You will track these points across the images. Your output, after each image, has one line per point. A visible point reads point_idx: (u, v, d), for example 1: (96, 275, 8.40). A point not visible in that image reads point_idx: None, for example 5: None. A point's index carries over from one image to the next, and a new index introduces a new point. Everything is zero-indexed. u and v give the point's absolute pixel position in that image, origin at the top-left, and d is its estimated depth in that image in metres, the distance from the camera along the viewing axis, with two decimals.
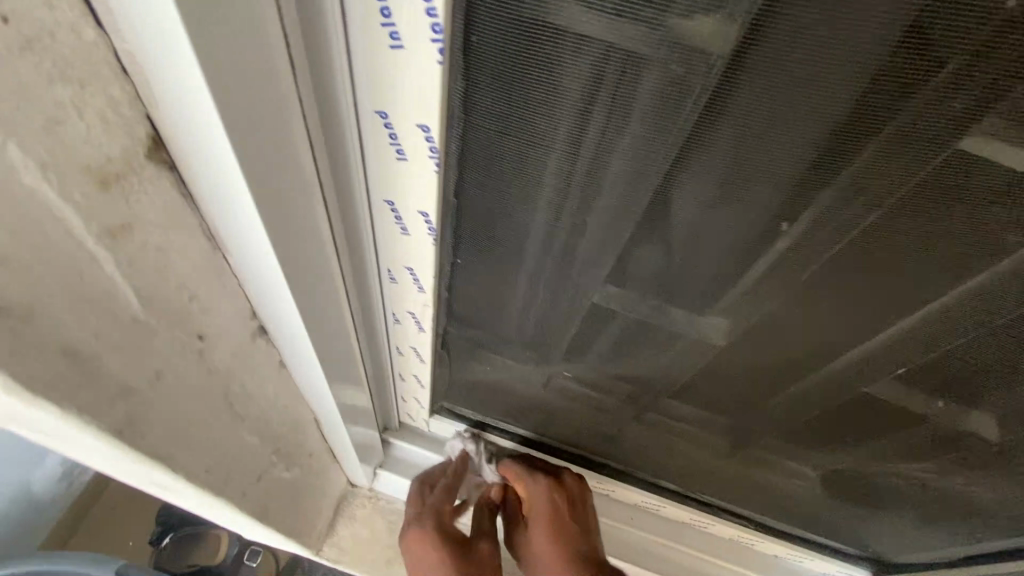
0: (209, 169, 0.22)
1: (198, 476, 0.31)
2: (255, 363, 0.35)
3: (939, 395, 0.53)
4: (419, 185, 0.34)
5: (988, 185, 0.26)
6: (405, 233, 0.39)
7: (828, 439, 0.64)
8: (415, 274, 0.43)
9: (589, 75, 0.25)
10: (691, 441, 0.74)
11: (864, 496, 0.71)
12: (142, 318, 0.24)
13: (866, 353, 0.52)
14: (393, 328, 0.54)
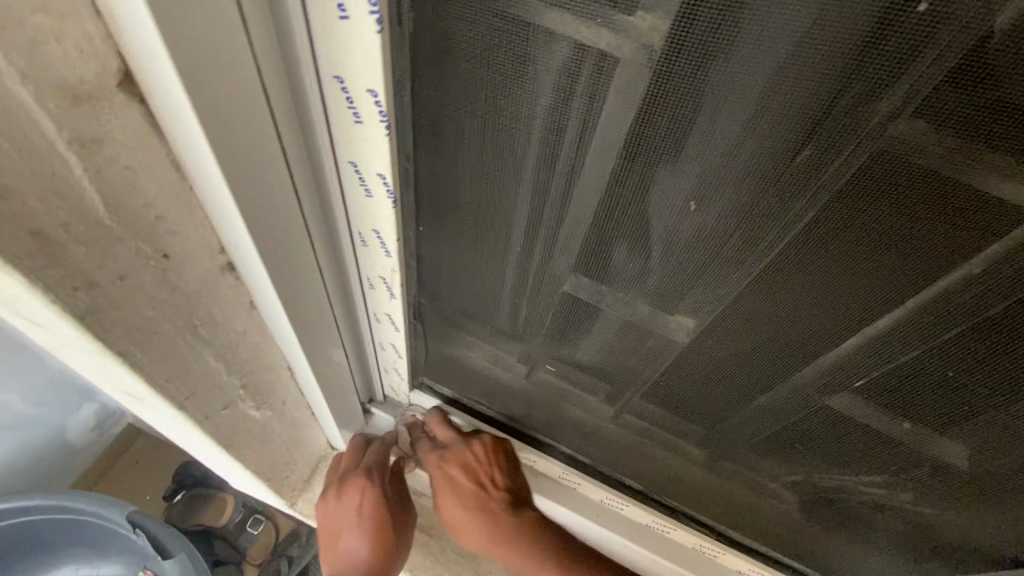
0: (167, 98, 0.26)
1: (156, 379, 0.37)
2: (224, 296, 0.40)
3: (903, 416, 0.52)
4: (374, 147, 0.39)
5: (869, 163, 0.33)
6: (368, 195, 0.44)
7: (796, 454, 0.64)
8: (381, 236, 0.49)
9: (563, 61, 0.34)
10: (664, 445, 0.75)
11: (836, 521, 0.69)
12: (108, 224, 0.29)
13: (828, 364, 0.51)
14: (370, 292, 0.61)
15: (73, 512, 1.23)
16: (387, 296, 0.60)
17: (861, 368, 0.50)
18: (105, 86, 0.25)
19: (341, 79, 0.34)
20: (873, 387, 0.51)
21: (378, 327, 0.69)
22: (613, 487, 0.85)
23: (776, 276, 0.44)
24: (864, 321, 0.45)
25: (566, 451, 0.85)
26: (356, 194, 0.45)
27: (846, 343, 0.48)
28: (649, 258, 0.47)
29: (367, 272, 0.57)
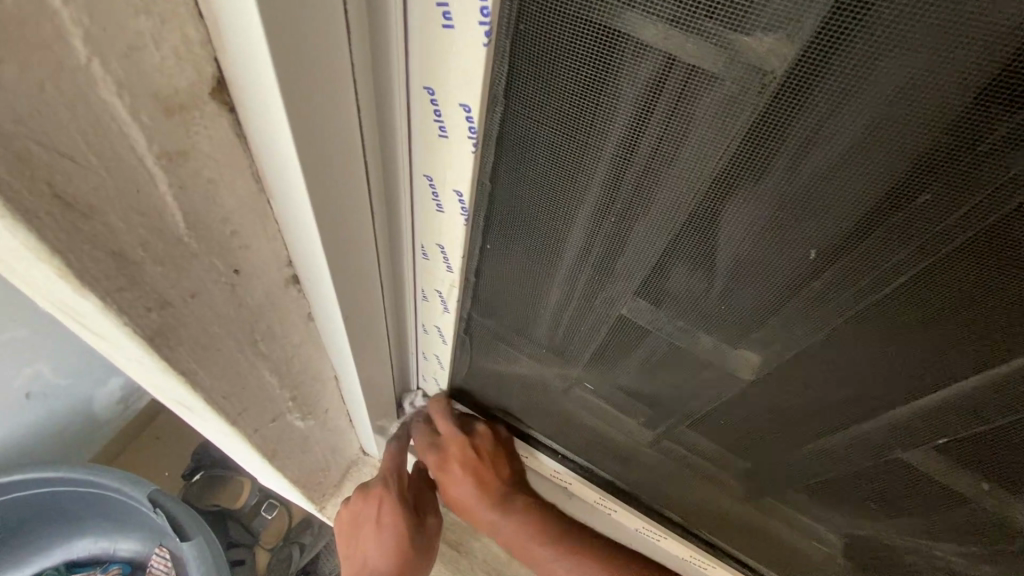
0: (261, 111, 0.24)
1: (214, 397, 0.35)
2: (285, 310, 0.38)
3: (985, 478, 0.48)
4: (454, 162, 0.39)
5: (997, 211, 0.29)
6: (440, 209, 0.45)
7: (855, 502, 0.60)
8: (445, 252, 0.49)
9: (651, 78, 0.30)
10: (706, 477, 0.72)
11: (888, 573, 0.65)
12: (186, 240, 0.27)
13: (902, 418, 0.48)
14: (423, 303, 0.61)
15: (95, 486, 1.25)
16: (440, 308, 0.60)
17: (944, 426, 0.46)
18: (198, 95, 0.23)
19: (433, 92, 0.34)
20: (957, 446, 0.47)
21: (425, 337, 0.69)
22: (648, 517, 0.83)
23: (864, 330, 0.41)
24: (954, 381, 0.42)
25: (600, 472, 0.82)
26: (427, 208, 0.46)
27: (922, 402, 0.45)
28: (722, 293, 0.44)
29: (422, 284, 0.58)
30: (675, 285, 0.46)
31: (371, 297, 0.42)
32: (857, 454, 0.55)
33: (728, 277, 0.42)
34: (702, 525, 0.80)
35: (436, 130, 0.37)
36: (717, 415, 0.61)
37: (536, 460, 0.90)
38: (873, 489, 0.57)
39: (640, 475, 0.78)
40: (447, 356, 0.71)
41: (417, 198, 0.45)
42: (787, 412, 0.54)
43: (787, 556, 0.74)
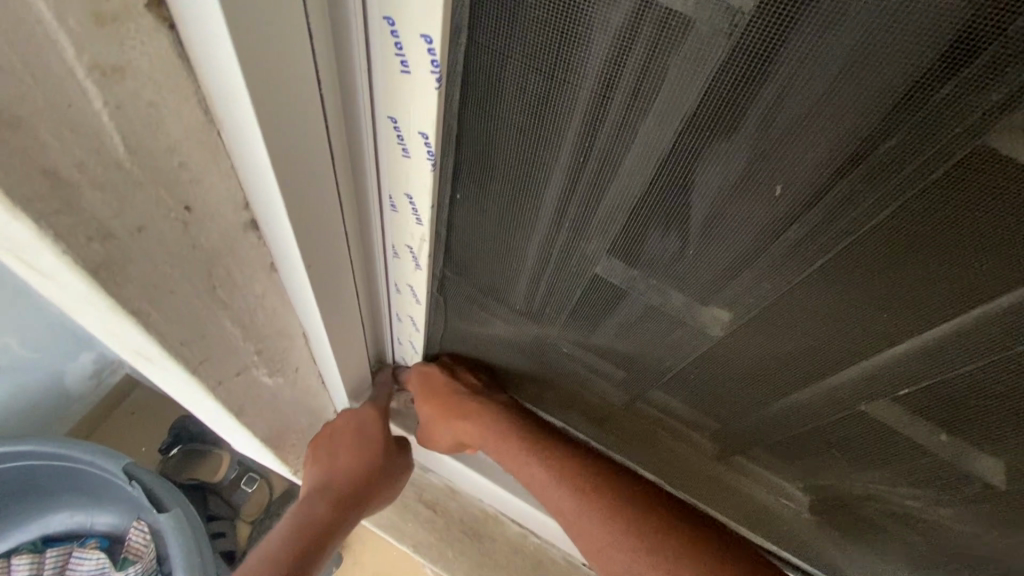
0: (201, 30, 0.23)
1: (171, 343, 0.34)
2: (244, 256, 0.36)
3: (943, 428, 0.50)
4: (418, 103, 0.38)
5: (959, 155, 0.29)
6: (406, 154, 0.43)
7: (821, 456, 0.62)
8: (413, 202, 0.48)
9: (623, 12, 0.29)
10: (679, 436, 0.73)
11: (848, 522, 0.68)
12: (129, 169, 0.25)
13: (870, 371, 0.49)
14: (395, 261, 0.60)
15: (67, 459, 1.23)
16: (412, 266, 0.59)
17: (904, 376, 0.48)
18: (132, 6, 0.22)
19: (391, 21, 0.33)
20: (917, 396, 0.49)
21: (397, 298, 0.68)
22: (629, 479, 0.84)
23: (837, 281, 0.41)
24: (907, 337, 0.44)
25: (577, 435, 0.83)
26: (394, 154, 0.44)
27: (895, 352, 0.46)
28: (693, 248, 0.44)
29: (393, 240, 0.57)
30: (650, 241, 0.46)
31: (335, 247, 0.41)
32: (819, 407, 0.56)
33: (700, 231, 0.42)
34: (675, 485, 0.82)
35: (397, 65, 0.36)
36: (688, 374, 0.62)
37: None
38: (835, 440, 0.59)
39: (614, 434, 0.80)
40: (421, 317, 0.70)
41: (383, 142, 0.43)
42: (754, 369, 0.55)
43: (752, 511, 0.77)
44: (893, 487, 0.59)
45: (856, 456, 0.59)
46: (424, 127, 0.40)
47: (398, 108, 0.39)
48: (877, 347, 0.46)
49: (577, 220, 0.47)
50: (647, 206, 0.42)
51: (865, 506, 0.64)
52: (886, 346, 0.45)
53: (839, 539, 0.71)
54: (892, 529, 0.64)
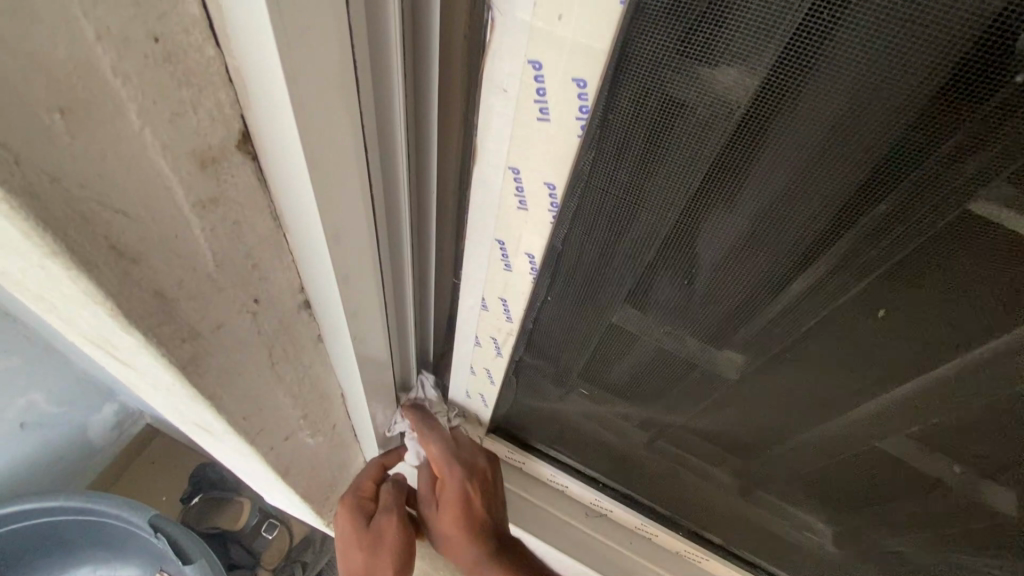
0: (284, 162, 0.27)
1: (235, 419, 0.37)
2: (298, 333, 0.40)
3: (952, 456, 0.52)
4: (529, 228, 0.45)
5: (940, 219, 0.33)
6: (507, 267, 0.51)
7: (839, 489, 0.63)
8: (507, 304, 0.55)
9: (635, 106, 0.33)
10: (698, 473, 0.74)
11: (875, 556, 0.68)
12: (214, 277, 0.29)
13: (882, 408, 0.51)
14: (478, 349, 0.67)
15: (93, 512, 1.24)
16: (493, 353, 0.66)
17: (916, 414, 0.50)
18: (227, 148, 0.26)
19: (518, 171, 0.40)
20: (929, 431, 0.51)
21: (469, 377, 0.73)
22: (660, 524, 0.86)
23: (854, 339, 0.45)
24: (920, 374, 0.46)
25: (598, 475, 0.86)
26: (494, 265, 0.51)
27: (906, 393, 0.49)
28: (699, 297, 0.48)
29: (478, 332, 0.63)
30: (656, 291, 0.49)
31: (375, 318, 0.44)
32: (837, 445, 0.58)
33: (708, 285, 0.46)
34: (698, 520, 0.83)
35: (515, 201, 0.43)
36: (707, 414, 0.64)
37: (576, 487, 0.90)
38: (856, 476, 0.61)
39: (641, 478, 0.81)
40: (492, 394, 0.75)
41: (486, 258, 0.51)
42: (772, 408, 0.58)
43: (779, 547, 0.77)
44: (918, 520, 0.60)
45: (878, 489, 0.61)
46: (530, 248, 0.47)
47: (507, 235, 0.47)
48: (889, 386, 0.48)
49: (594, 283, 0.51)
50: (662, 266, 0.46)
51: (891, 539, 0.65)
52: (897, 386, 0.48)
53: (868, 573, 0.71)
54: (920, 562, 0.65)
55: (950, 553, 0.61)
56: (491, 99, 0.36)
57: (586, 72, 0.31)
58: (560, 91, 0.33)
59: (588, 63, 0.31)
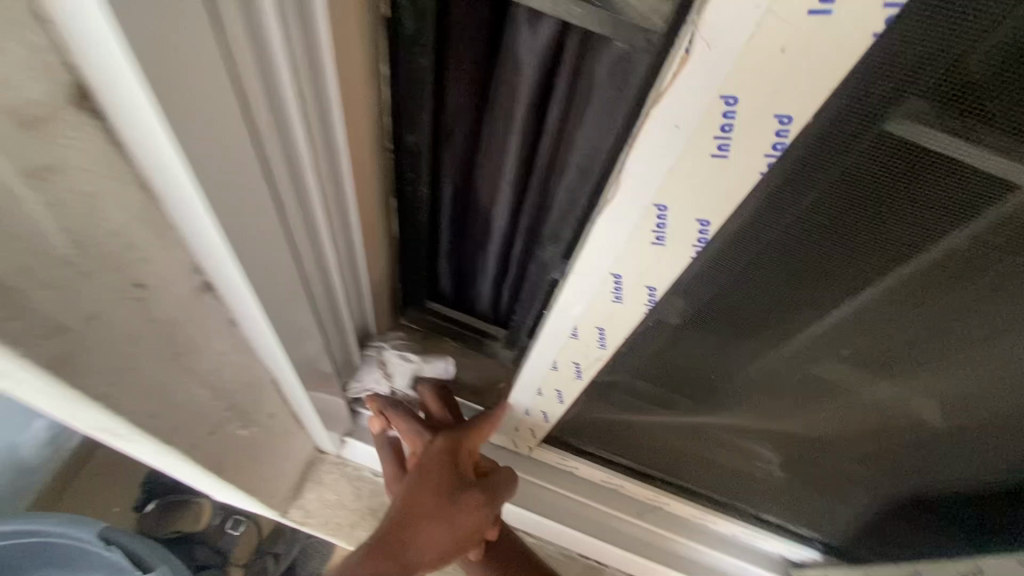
0: (134, 121, 0.23)
1: (140, 419, 0.33)
2: (204, 319, 0.36)
3: (879, 373, 0.54)
4: (700, 184, 0.37)
5: (855, 142, 0.33)
6: (659, 241, 0.42)
7: (782, 417, 0.66)
8: (655, 290, 0.48)
9: None
10: (649, 421, 0.75)
11: (821, 476, 0.72)
12: (73, 261, 0.25)
13: (818, 338, 0.52)
14: (574, 342, 0.60)
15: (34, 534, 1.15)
16: (594, 345, 0.59)
17: (849, 339, 0.51)
18: (57, 106, 0.22)
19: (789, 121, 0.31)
20: (867, 353, 0.52)
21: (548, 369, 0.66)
22: (625, 474, 0.87)
23: (785, 273, 0.45)
24: (850, 300, 0.47)
25: (560, 436, 0.85)
26: (641, 245, 0.43)
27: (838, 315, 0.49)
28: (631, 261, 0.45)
29: (556, 355, 0.64)
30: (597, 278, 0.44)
31: (294, 294, 0.41)
32: (780, 377, 0.59)
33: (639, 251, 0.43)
34: (655, 464, 0.84)
35: (713, 148, 0.34)
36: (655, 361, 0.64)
37: (540, 450, 0.88)
38: (801, 406, 0.63)
39: (607, 431, 0.80)
40: (571, 387, 0.68)
41: (597, 283, 0.50)
42: (718, 350, 0.58)
43: (736, 481, 0.80)
44: (859, 439, 0.63)
45: (820, 416, 0.63)
46: (652, 282, 0.47)
47: (706, 207, 0.38)
48: (824, 316, 0.49)
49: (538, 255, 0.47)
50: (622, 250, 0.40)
51: (837, 460, 0.68)
52: (832, 315, 0.49)
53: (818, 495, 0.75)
54: (860, 477, 0.69)
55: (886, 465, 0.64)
56: (656, 134, 0.35)
57: (738, 88, 0.31)
58: (749, 120, 0.32)
59: (741, 82, 0.30)
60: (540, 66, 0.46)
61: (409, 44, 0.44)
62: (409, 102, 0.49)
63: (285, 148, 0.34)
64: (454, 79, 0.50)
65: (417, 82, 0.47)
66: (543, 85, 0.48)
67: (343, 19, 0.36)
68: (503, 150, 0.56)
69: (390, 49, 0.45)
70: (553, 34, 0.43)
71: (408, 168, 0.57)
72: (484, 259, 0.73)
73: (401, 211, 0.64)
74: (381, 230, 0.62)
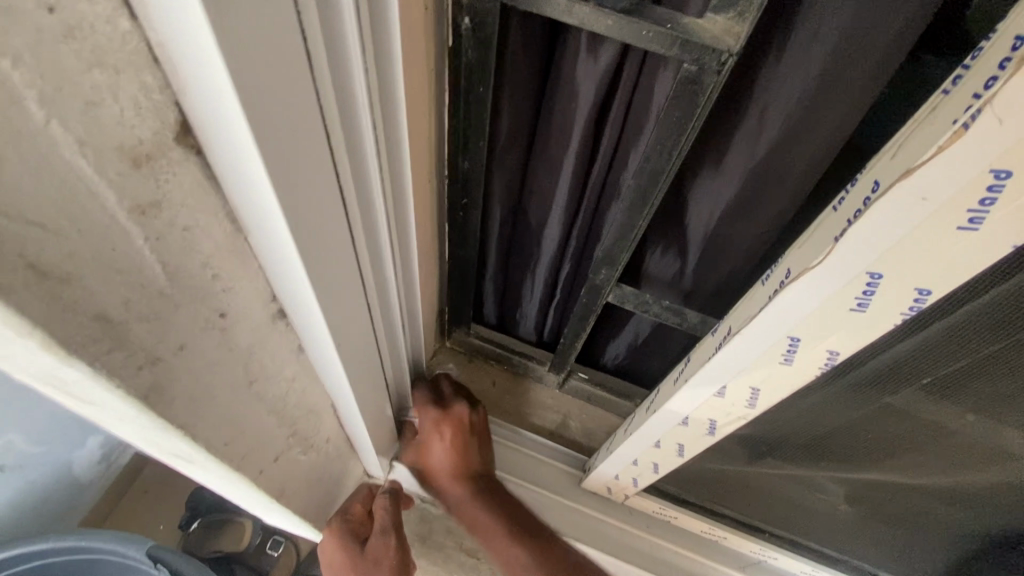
0: (231, 155, 0.23)
1: (215, 447, 0.33)
2: (274, 346, 0.36)
3: (980, 416, 0.46)
4: (922, 248, 0.26)
5: None
6: (859, 309, 0.30)
7: (860, 466, 0.57)
8: (837, 356, 0.33)
9: None
10: (770, 467, 0.63)
11: (907, 535, 0.64)
12: (168, 292, 0.25)
13: (919, 390, 0.46)
14: (708, 399, 0.43)
15: None
16: (741, 407, 0.42)
17: (958, 392, 0.45)
18: (162, 142, 0.22)
19: None
20: (994, 408, 0.45)
21: (675, 427, 0.49)
22: (734, 527, 0.73)
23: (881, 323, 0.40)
24: (958, 348, 0.41)
25: (663, 485, 0.70)
26: (836, 303, 0.30)
27: (899, 353, 0.43)
28: (748, 342, 0.36)
29: (687, 411, 0.46)
30: None
31: (359, 321, 0.41)
32: (863, 432, 0.53)
33: (758, 329, 0.34)
34: (759, 513, 0.70)
35: (959, 220, 0.24)
36: None
37: (638, 498, 0.73)
38: (889, 464, 0.56)
39: (715, 479, 0.67)
40: (696, 445, 0.50)
41: (755, 352, 0.36)
42: (812, 404, 0.52)
43: (813, 543, 0.71)
44: (959, 497, 0.56)
45: (914, 476, 0.56)
46: (838, 344, 0.33)
47: (923, 274, 0.27)
48: (932, 365, 0.43)
49: None
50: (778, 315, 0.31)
51: (930, 516, 0.60)
52: (944, 365, 0.43)
53: (904, 555, 0.67)
54: (952, 533, 0.61)
55: (986, 522, 0.57)
56: (890, 206, 0.25)
57: (1017, 160, 0.21)
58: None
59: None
60: (597, 90, 0.46)
61: (469, 72, 0.44)
62: (467, 129, 0.49)
63: (359, 179, 0.34)
64: (508, 103, 0.51)
65: (475, 110, 0.47)
66: (598, 110, 0.48)
67: (412, 50, 0.36)
68: (554, 174, 0.56)
69: (452, 77, 0.45)
70: (611, 60, 0.43)
71: (461, 195, 0.57)
72: (530, 281, 0.72)
73: (451, 236, 0.64)
74: (433, 254, 0.63)
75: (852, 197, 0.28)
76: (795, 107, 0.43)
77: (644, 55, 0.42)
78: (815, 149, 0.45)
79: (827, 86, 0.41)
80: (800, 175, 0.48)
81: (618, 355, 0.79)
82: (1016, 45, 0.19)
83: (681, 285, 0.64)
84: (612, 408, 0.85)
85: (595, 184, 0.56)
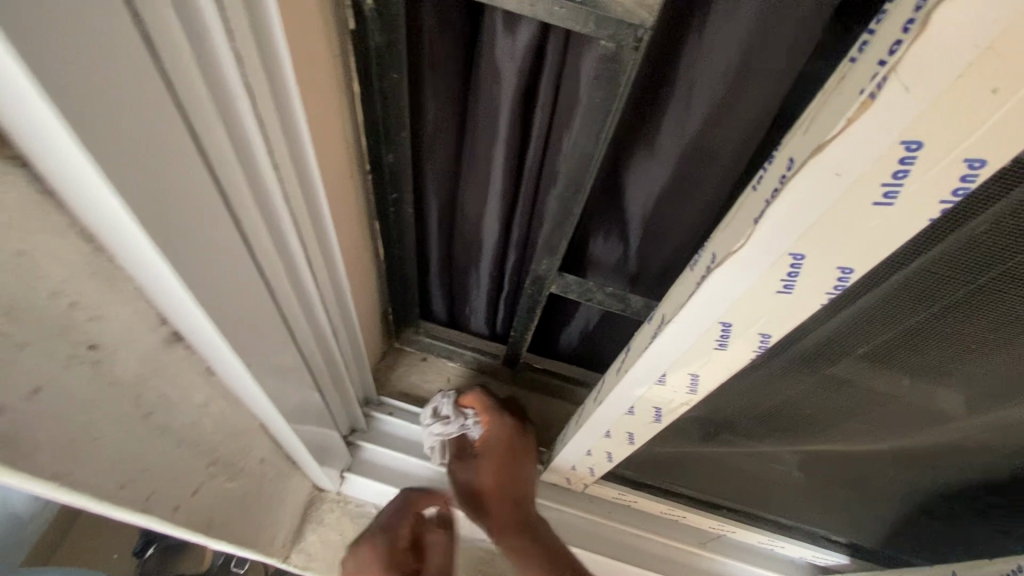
0: (63, 168, 0.20)
1: (109, 492, 0.30)
2: (173, 372, 0.33)
3: (916, 381, 0.47)
4: (840, 226, 0.25)
5: None
6: (785, 290, 0.29)
7: (808, 437, 0.58)
8: (768, 338, 0.33)
9: None
10: (723, 444, 0.63)
11: (856, 498, 0.66)
12: (6, 328, 0.22)
13: (861, 360, 0.47)
14: (650, 388, 0.42)
15: None
16: (681, 392, 0.41)
17: (898, 360, 0.46)
18: None
19: (977, 163, 0.21)
20: (930, 372, 0.46)
21: (622, 417, 0.49)
22: (692, 505, 0.74)
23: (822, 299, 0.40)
24: (896, 320, 0.41)
25: (621, 471, 0.71)
26: (764, 286, 0.29)
27: (837, 324, 0.43)
28: (678, 332, 0.35)
29: (632, 400, 0.45)
30: None
31: (274, 336, 0.38)
32: (807, 406, 0.54)
33: (689, 317, 0.33)
34: (716, 490, 0.71)
35: (875, 195, 0.23)
36: None
37: (598, 485, 0.73)
38: (834, 434, 0.57)
39: (670, 461, 0.68)
40: (645, 432, 0.50)
41: (688, 340, 0.35)
42: (757, 384, 0.52)
43: (770, 514, 0.73)
44: (900, 458, 0.58)
45: (857, 442, 0.57)
46: (769, 327, 0.32)
47: (844, 251, 0.26)
48: (871, 336, 0.44)
49: None
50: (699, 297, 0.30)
51: (875, 479, 0.62)
52: (883, 337, 0.43)
53: (853, 517, 0.69)
54: (896, 493, 0.63)
55: (925, 480, 0.59)
56: (805, 184, 0.23)
57: (925, 130, 0.20)
58: (938, 171, 0.21)
59: (932, 120, 0.20)
60: (520, 72, 0.44)
61: (380, 57, 0.40)
62: (386, 120, 0.46)
63: (253, 181, 0.31)
64: (430, 89, 0.48)
65: (393, 98, 0.44)
66: (524, 94, 0.46)
67: (304, 36, 0.32)
68: (486, 162, 0.53)
69: (362, 64, 0.42)
70: (532, 39, 0.41)
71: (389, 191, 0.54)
72: (475, 275, 0.70)
73: (385, 234, 0.61)
74: (366, 255, 0.59)
75: (769, 176, 0.27)
76: (721, 83, 0.42)
77: (565, 33, 0.40)
78: (745, 124, 0.44)
79: (751, 60, 0.40)
80: (731, 152, 0.47)
81: (571, 342, 0.78)
82: (917, 7, 0.18)
83: (626, 269, 0.63)
84: (569, 396, 0.84)
85: (529, 171, 0.53)
